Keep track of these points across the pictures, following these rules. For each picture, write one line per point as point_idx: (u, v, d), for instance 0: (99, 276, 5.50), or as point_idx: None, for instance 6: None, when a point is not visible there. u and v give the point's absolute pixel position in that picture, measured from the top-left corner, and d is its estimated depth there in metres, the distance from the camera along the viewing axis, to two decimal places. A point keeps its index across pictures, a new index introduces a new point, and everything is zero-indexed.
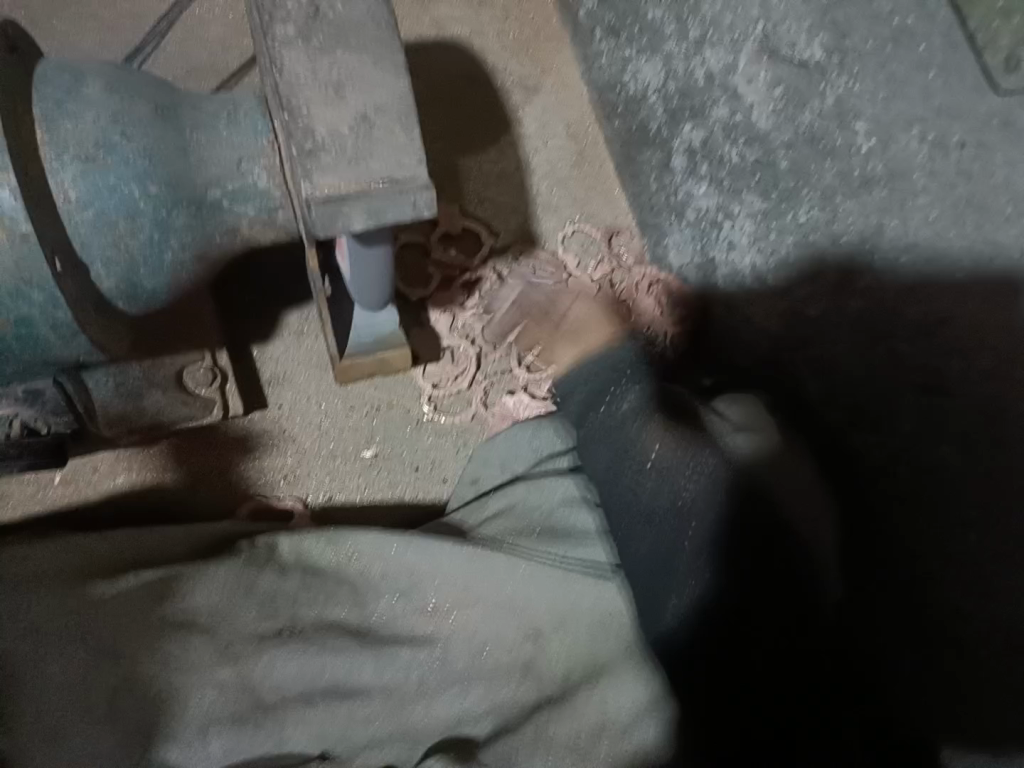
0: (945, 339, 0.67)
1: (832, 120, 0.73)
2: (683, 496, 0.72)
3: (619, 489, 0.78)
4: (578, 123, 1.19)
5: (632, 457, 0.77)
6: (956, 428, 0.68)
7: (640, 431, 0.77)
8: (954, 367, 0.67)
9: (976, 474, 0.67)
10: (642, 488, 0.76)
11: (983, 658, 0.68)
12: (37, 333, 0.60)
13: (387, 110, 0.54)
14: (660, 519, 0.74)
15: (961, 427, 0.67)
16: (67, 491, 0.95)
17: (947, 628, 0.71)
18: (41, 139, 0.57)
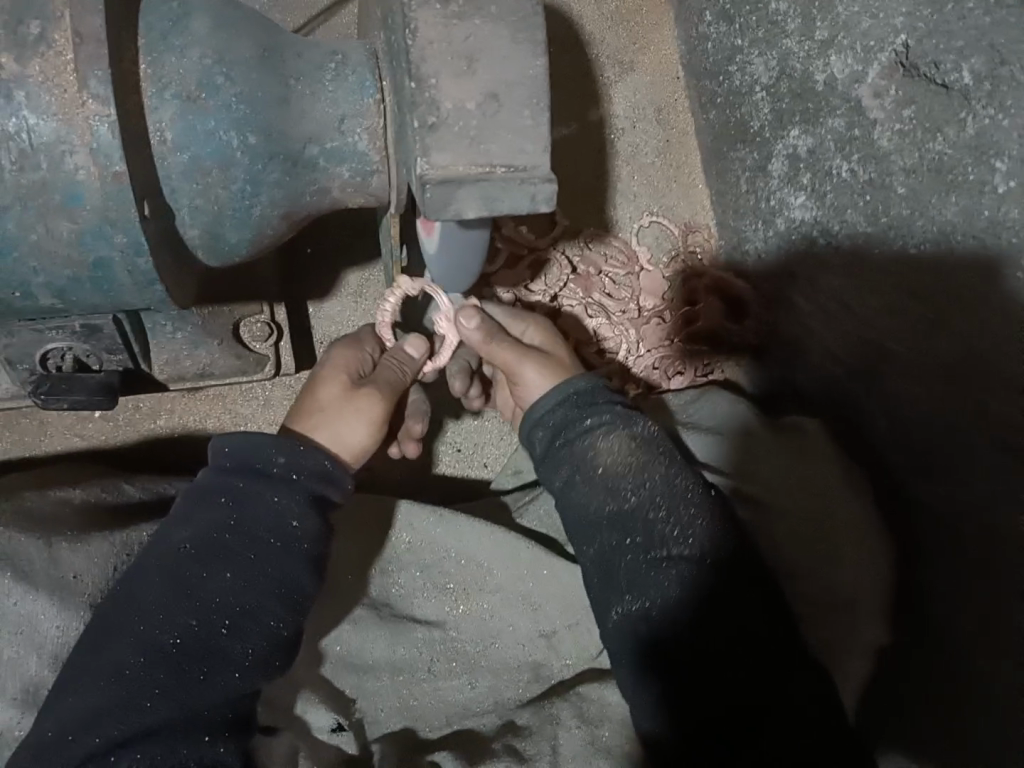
0: None
1: (967, 152, 0.68)
2: (670, 535, 0.71)
3: (575, 499, 0.74)
4: (670, 109, 1.13)
5: (583, 472, 0.74)
6: None
7: (596, 443, 0.74)
8: None
9: None
10: (600, 495, 0.73)
11: None
12: (111, 278, 0.57)
13: (518, 91, 0.50)
14: (630, 524, 0.72)
15: None
16: (106, 428, 0.93)
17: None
18: (142, 72, 0.54)
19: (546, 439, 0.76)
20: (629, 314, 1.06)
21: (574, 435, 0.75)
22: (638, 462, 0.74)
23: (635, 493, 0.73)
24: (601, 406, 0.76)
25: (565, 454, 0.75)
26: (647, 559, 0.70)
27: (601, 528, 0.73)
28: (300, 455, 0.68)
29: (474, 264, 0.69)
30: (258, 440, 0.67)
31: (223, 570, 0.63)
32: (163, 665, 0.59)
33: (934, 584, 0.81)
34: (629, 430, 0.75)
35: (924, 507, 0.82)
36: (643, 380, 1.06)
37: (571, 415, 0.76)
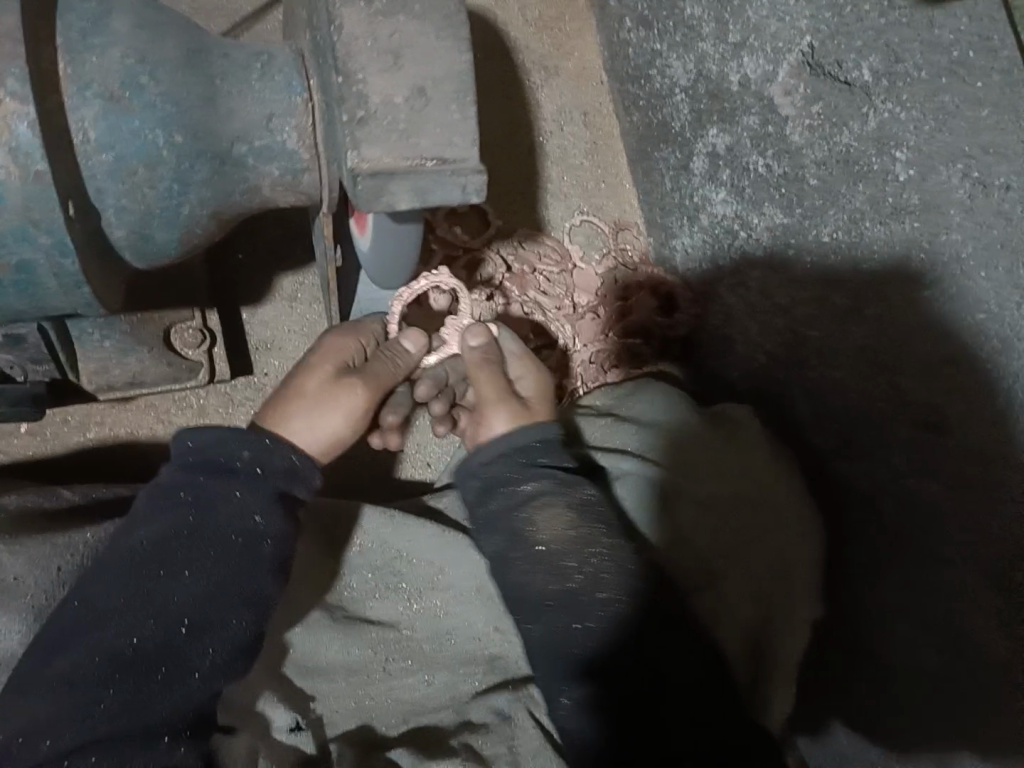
0: (955, 385, 0.70)
1: (871, 144, 0.73)
2: (601, 578, 0.71)
3: (516, 577, 0.74)
4: (595, 111, 1.16)
5: (520, 545, 0.74)
6: (956, 470, 0.71)
7: (534, 516, 0.74)
8: (959, 416, 0.70)
9: (966, 512, 0.71)
10: (542, 576, 0.72)
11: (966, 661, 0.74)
12: (36, 281, 0.55)
13: (444, 85, 0.51)
14: (576, 605, 0.71)
15: (962, 468, 0.71)
16: (33, 441, 0.90)
17: (938, 641, 0.77)
18: (62, 71, 0.53)
19: (479, 492, 0.78)
20: (565, 310, 1.09)
21: (511, 503, 0.75)
22: (575, 538, 0.73)
23: (578, 576, 0.72)
24: (537, 468, 0.77)
25: (498, 516, 0.76)
26: (580, 620, 0.70)
27: (540, 607, 0.72)
28: (268, 451, 0.69)
29: (407, 262, 0.70)
30: (226, 433, 0.68)
31: (183, 568, 0.63)
32: (124, 667, 0.59)
33: (858, 558, 0.86)
34: (567, 499, 0.75)
35: (847, 484, 0.86)
36: (580, 375, 1.08)
37: (509, 477, 0.76)
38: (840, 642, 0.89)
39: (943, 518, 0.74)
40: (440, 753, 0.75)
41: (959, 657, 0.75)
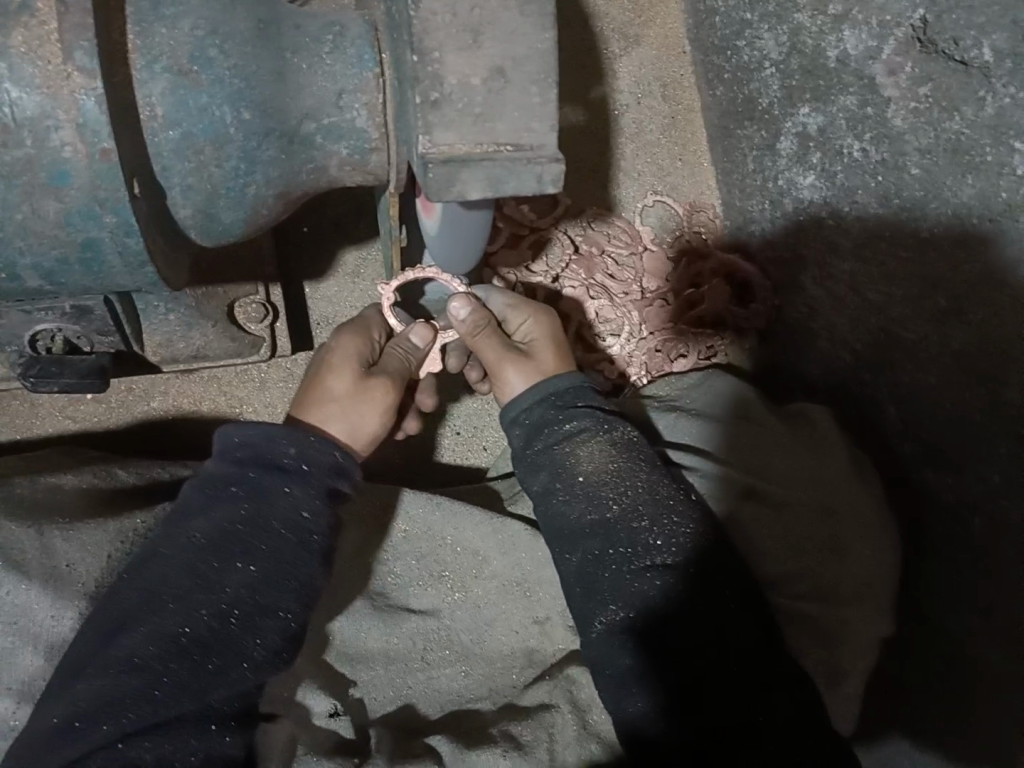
0: None
1: (986, 132, 0.66)
2: (639, 508, 0.71)
3: (555, 510, 0.73)
4: (676, 84, 1.10)
5: (561, 478, 0.73)
6: None
7: (576, 449, 0.74)
8: None
9: None
10: (581, 506, 0.72)
11: None
12: (101, 259, 0.54)
13: (524, 65, 0.48)
14: (614, 534, 0.70)
15: None
16: (99, 408, 0.91)
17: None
18: (130, 43, 0.51)
19: (524, 433, 0.77)
20: (632, 296, 1.04)
21: (551, 439, 0.75)
22: (615, 472, 0.73)
23: (616, 505, 0.71)
24: (578, 407, 0.76)
25: (536, 452, 0.75)
26: (617, 546, 0.70)
27: (579, 540, 0.72)
28: (310, 445, 0.66)
29: (474, 246, 0.67)
30: (272, 429, 0.66)
31: (238, 560, 0.61)
32: (175, 655, 0.57)
33: (938, 574, 0.81)
34: (608, 436, 0.75)
35: (932, 494, 0.80)
36: (646, 363, 1.03)
37: (549, 414, 0.76)
38: (904, 652, 0.84)
39: None
40: (482, 743, 0.74)
41: None
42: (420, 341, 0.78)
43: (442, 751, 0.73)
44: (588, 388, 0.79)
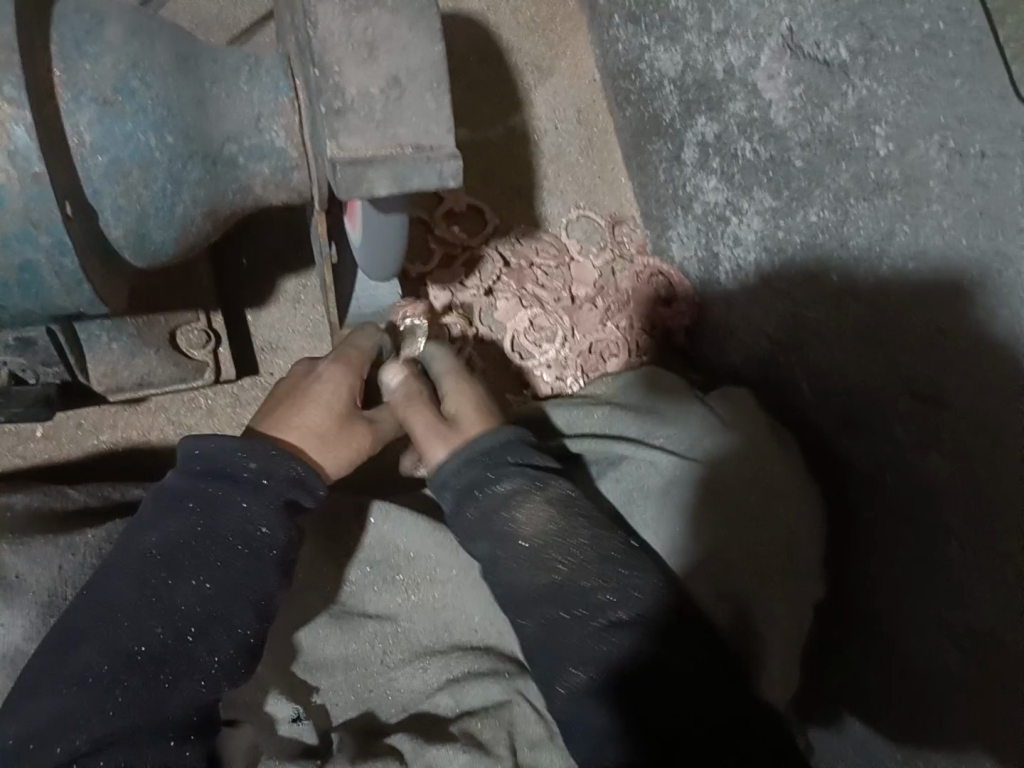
0: (950, 347, 0.69)
1: (852, 122, 0.73)
2: (583, 567, 0.75)
3: (506, 579, 0.76)
4: (589, 108, 1.18)
5: (502, 544, 0.76)
6: (955, 440, 0.71)
7: (517, 512, 0.77)
8: (955, 380, 0.69)
9: (968, 482, 0.70)
10: (530, 572, 0.75)
11: (981, 647, 0.72)
12: (38, 279, 0.58)
13: (418, 76, 0.53)
14: (563, 597, 0.74)
15: (961, 438, 0.70)
16: (48, 445, 0.93)
17: (950, 619, 0.75)
18: (57, 78, 0.56)
19: (455, 497, 0.79)
20: (563, 302, 1.10)
21: (486, 506, 0.78)
22: (554, 533, 0.76)
23: (562, 567, 0.75)
24: (509, 465, 0.79)
25: (473, 518, 0.78)
26: (568, 609, 0.73)
27: (533, 606, 0.75)
28: (271, 458, 0.71)
29: (397, 254, 0.70)
30: (229, 443, 0.71)
31: (193, 575, 0.65)
32: (129, 670, 0.60)
33: (865, 542, 0.85)
34: (541, 489, 0.78)
35: (851, 462, 0.86)
36: (581, 365, 1.08)
37: (479, 476, 0.79)
38: (853, 629, 0.88)
39: (946, 490, 0.73)
40: (443, 740, 0.75)
41: (973, 640, 0.73)
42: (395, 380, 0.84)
43: (404, 749, 0.74)
44: (525, 441, 0.82)
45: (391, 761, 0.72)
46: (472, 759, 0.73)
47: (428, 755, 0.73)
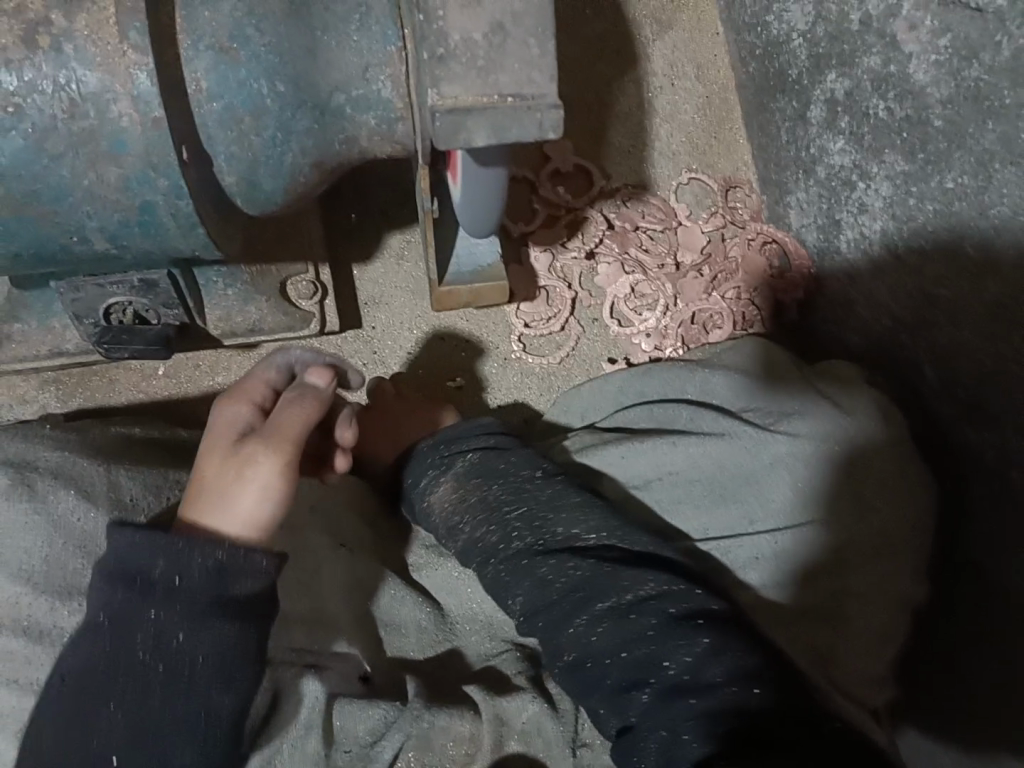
0: None
1: (1004, 76, 0.66)
2: (550, 521, 0.75)
3: (483, 559, 0.76)
4: (710, 65, 1.12)
5: (464, 509, 0.80)
6: None
7: (435, 487, 0.83)
8: None
9: None
10: (492, 538, 0.76)
11: None
12: (157, 220, 0.61)
13: (524, 20, 0.51)
14: (595, 587, 0.69)
15: None
16: (166, 384, 0.99)
17: None
18: (179, 26, 0.58)
19: (416, 481, 0.86)
20: (666, 269, 1.05)
21: (421, 496, 0.84)
22: (467, 503, 0.80)
23: (560, 531, 0.74)
24: (442, 458, 0.85)
25: (433, 517, 0.82)
26: (599, 600, 0.68)
27: (523, 580, 0.72)
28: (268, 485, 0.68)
29: (496, 209, 0.69)
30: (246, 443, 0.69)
31: (196, 552, 0.63)
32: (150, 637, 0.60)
33: (983, 540, 0.79)
34: (458, 475, 0.82)
35: (974, 452, 0.79)
36: (681, 334, 1.03)
37: (426, 472, 0.85)
38: (951, 636, 0.82)
39: None
40: (511, 691, 0.75)
41: None
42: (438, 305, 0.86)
43: (476, 699, 0.73)
44: (509, 440, 0.86)
45: (464, 712, 0.72)
46: (538, 712, 0.73)
47: (498, 706, 0.73)
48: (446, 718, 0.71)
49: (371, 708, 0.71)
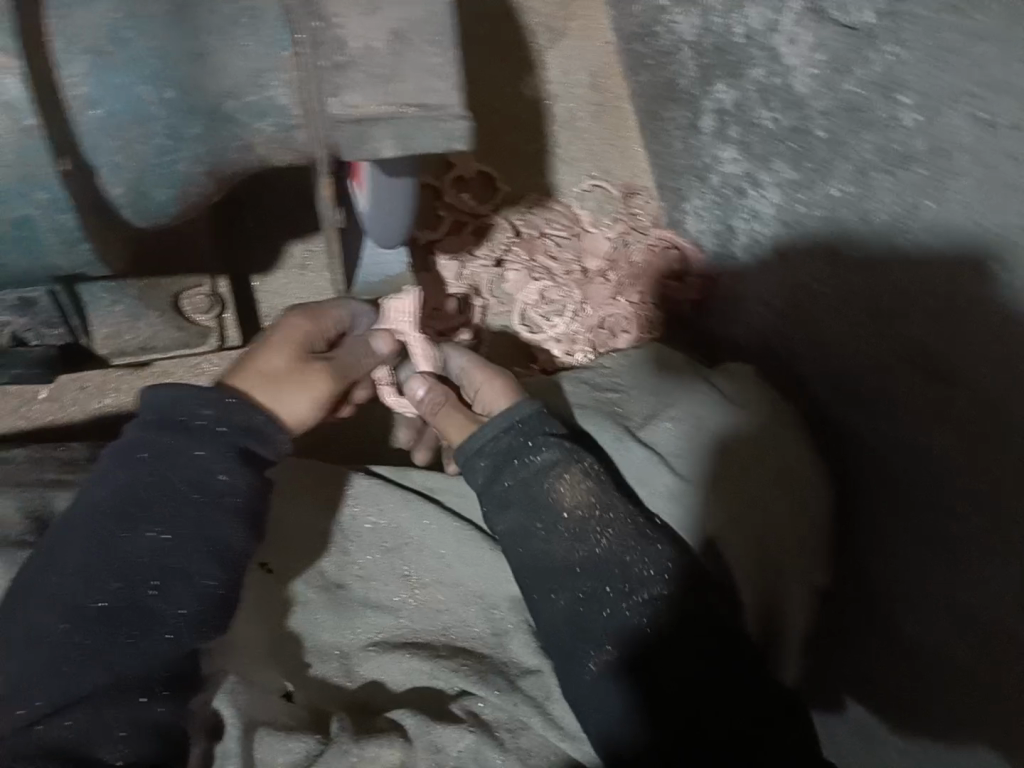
0: (968, 323, 0.67)
1: (876, 89, 0.70)
2: (564, 512, 0.77)
3: (534, 549, 0.77)
4: (604, 73, 1.15)
5: (542, 518, 0.77)
6: (967, 427, 0.70)
7: (557, 485, 0.78)
8: (969, 356, 0.68)
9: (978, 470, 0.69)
10: (568, 545, 0.76)
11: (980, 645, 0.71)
12: (36, 235, 0.57)
13: (426, 30, 0.51)
14: (605, 571, 0.75)
15: (972, 425, 0.69)
16: (50, 408, 0.93)
17: (945, 608, 0.75)
18: (48, 26, 0.53)
19: (486, 471, 0.80)
20: (574, 275, 1.07)
21: (521, 473, 0.79)
22: (594, 504, 0.78)
23: (602, 541, 0.76)
24: (546, 437, 0.81)
25: (516, 490, 0.79)
26: (610, 583, 0.74)
27: (573, 579, 0.75)
28: (231, 410, 0.66)
29: (404, 219, 0.68)
30: (184, 392, 0.65)
31: (152, 525, 0.61)
32: (84, 627, 0.57)
33: (872, 525, 0.83)
34: (579, 465, 0.80)
35: (861, 441, 0.84)
36: (591, 341, 1.05)
37: (517, 443, 0.80)
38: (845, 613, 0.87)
39: (952, 473, 0.72)
40: (445, 718, 0.75)
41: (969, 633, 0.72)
42: (382, 349, 0.83)
43: (407, 725, 0.73)
44: (541, 416, 0.82)
45: (395, 738, 0.71)
46: (477, 742, 0.73)
47: (432, 734, 0.72)
48: (375, 747, 0.70)
49: (291, 740, 0.69)
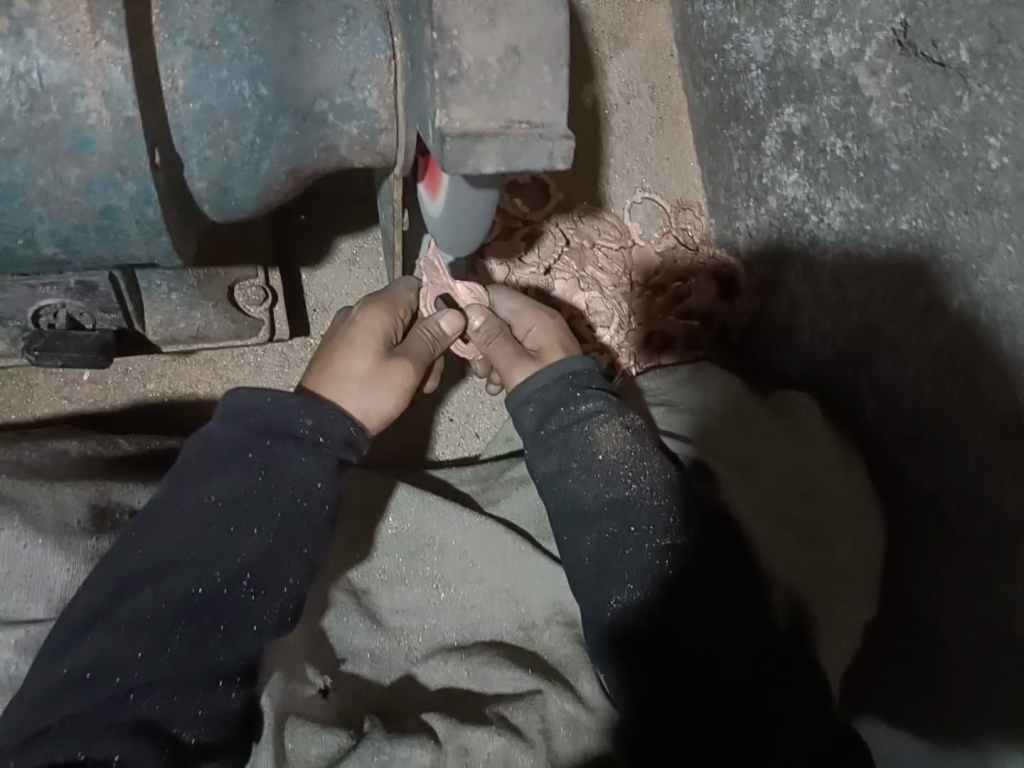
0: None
1: (963, 129, 0.70)
2: (616, 468, 0.74)
3: (569, 490, 0.74)
4: (664, 86, 1.14)
5: (579, 457, 0.74)
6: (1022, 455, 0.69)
7: (594, 430, 0.75)
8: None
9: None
10: (598, 486, 0.73)
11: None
12: (118, 226, 0.56)
13: (538, 47, 0.50)
14: (632, 511, 0.72)
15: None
16: (94, 392, 0.93)
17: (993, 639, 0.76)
18: (155, 17, 0.53)
19: (536, 416, 0.78)
20: (621, 287, 1.08)
21: (567, 421, 0.76)
22: (633, 453, 0.75)
23: (634, 484, 0.73)
24: (593, 392, 0.78)
25: (553, 436, 0.76)
26: (637, 527, 0.71)
27: (600, 521, 0.72)
28: (328, 419, 0.71)
29: (477, 229, 0.67)
30: (271, 396, 0.70)
31: (252, 525, 0.65)
32: (185, 615, 0.61)
33: (921, 557, 0.84)
34: (623, 419, 0.76)
35: (911, 471, 0.84)
36: (634, 354, 1.07)
37: (565, 396, 0.77)
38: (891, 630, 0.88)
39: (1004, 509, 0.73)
40: (475, 721, 0.73)
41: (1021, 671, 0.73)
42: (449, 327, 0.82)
43: (437, 729, 0.72)
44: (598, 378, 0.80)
45: (427, 745, 0.70)
46: (505, 745, 0.72)
47: (462, 738, 0.71)
48: (408, 747, 0.70)
49: (324, 734, 0.70)
